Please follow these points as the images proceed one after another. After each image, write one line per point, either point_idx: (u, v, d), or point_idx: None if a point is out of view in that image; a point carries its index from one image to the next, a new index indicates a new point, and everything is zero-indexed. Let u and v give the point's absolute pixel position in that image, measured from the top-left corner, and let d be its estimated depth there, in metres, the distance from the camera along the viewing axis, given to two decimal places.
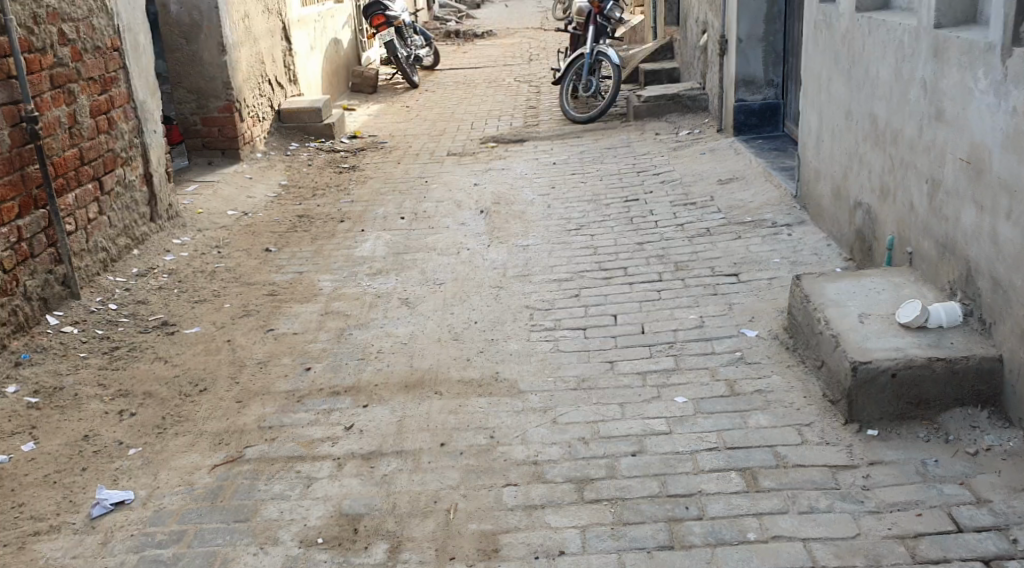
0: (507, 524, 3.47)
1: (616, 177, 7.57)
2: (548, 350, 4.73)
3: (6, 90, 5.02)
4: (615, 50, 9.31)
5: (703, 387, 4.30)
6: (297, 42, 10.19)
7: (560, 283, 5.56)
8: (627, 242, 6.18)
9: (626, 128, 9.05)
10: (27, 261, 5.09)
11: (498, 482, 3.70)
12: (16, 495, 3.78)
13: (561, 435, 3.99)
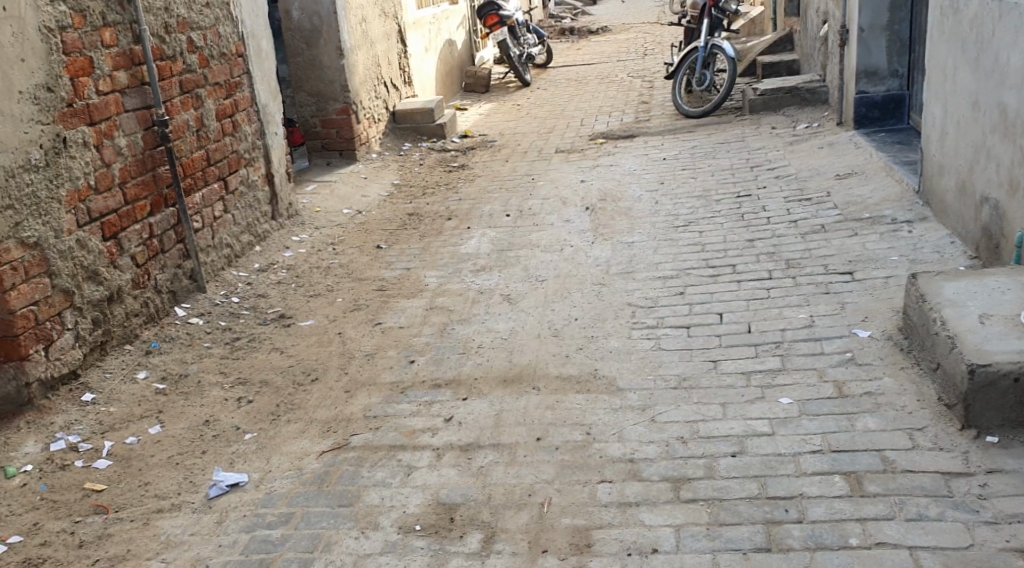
0: (601, 520, 3.56)
1: (728, 173, 7.46)
2: (649, 348, 4.75)
3: (140, 95, 5.40)
4: (731, 43, 9.20)
5: (810, 388, 4.27)
6: (412, 44, 10.49)
7: (665, 281, 5.54)
8: (736, 239, 6.08)
9: (741, 122, 9.01)
10: (157, 256, 5.48)
11: (592, 479, 3.80)
12: (142, 475, 4.12)
13: (659, 434, 4.04)
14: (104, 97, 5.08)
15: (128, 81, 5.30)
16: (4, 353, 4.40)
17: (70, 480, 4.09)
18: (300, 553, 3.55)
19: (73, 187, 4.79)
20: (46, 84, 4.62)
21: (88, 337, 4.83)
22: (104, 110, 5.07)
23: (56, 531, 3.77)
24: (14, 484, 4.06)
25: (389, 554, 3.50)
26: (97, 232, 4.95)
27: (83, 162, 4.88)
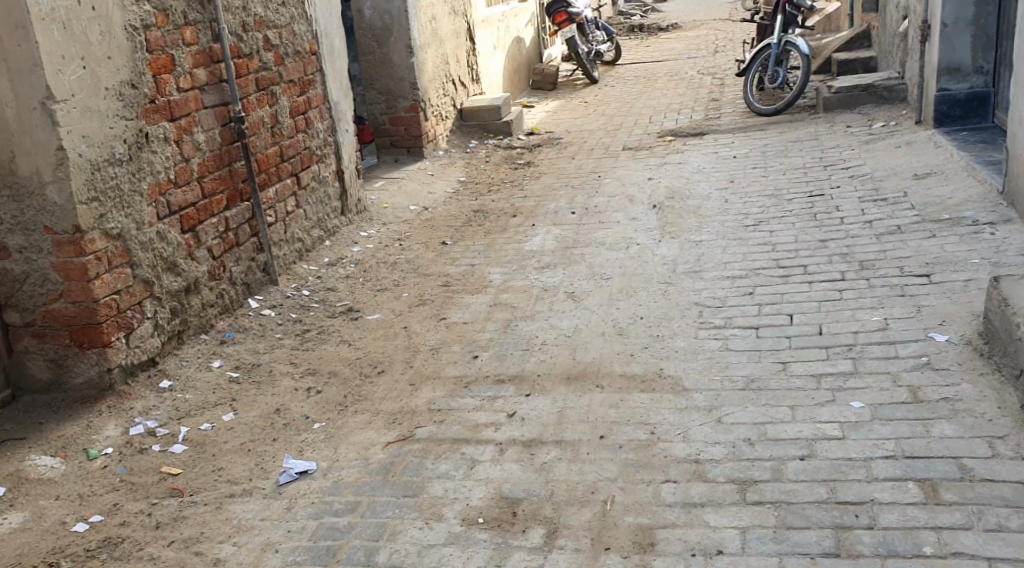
0: (665, 519, 3.47)
1: (802, 172, 7.36)
2: (716, 348, 4.66)
3: (218, 93, 5.56)
4: (805, 40, 9.09)
5: (884, 392, 4.11)
6: (481, 42, 10.60)
7: (734, 280, 5.46)
8: (809, 239, 5.97)
9: (814, 120, 8.91)
10: (233, 249, 5.65)
11: (657, 478, 3.71)
12: (216, 460, 4.26)
13: (726, 435, 3.92)
14: (185, 94, 5.25)
15: (207, 78, 5.46)
16: (87, 340, 4.55)
17: (147, 464, 4.25)
18: (366, 541, 3.63)
19: (154, 181, 4.96)
20: (130, 80, 4.80)
21: (166, 326, 5.00)
22: (184, 107, 5.23)
23: (134, 512, 3.93)
24: (96, 465, 4.24)
25: (453, 544, 3.53)
26: (176, 225, 5.12)
27: (164, 157, 5.04)
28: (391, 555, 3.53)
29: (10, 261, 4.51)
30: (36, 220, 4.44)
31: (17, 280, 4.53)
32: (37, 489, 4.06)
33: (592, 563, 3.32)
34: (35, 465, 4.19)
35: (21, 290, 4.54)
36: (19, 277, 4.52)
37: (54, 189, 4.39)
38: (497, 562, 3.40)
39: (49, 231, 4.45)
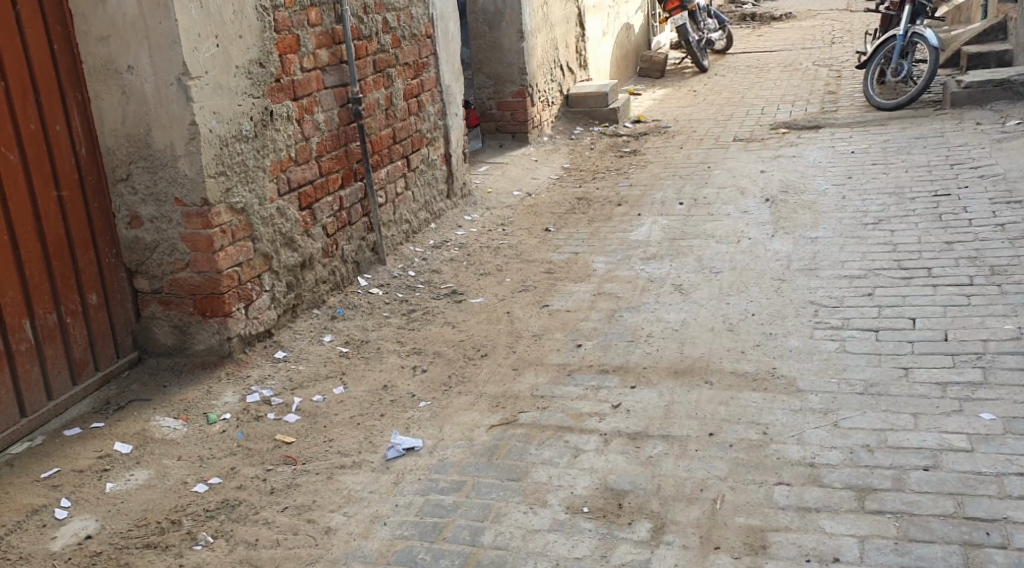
0: (778, 522, 3.44)
1: (925, 170, 7.14)
2: (834, 349, 4.59)
3: (338, 74, 5.69)
4: (933, 31, 8.79)
5: (1016, 406, 3.98)
6: (590, 27, 10.59)
7: (852, 279, 5.35)
8: (933, 240, 5.81)
9: (940, 116, 8.64)
10: (345, 228, 5.79)
11: (769, 480, 3.68)
12: (327, 431, 4.39)
13: (842, 440, 3.87)
14: (308, 74, 5.38)
15: (328, 59, 5.59)
16: (210, 309, 4.74)
17: (263, 431, 4.40)
18: (471, 521, 3.69)
19: (276, 158, 5.11)
20: (258, 60, 4.94)
21: (282, 299, 5.18)
22: (306, 86, 5.36)
23: (250, 476, 4.07)
24: (215, 429, 4.40)
25: (557, 531, 3.56)
26: (294, 202, 5.27)
27: (286, 135, 5.19)
28: (495, 537, 3.58)
29: (141, 229, 4.69)
30: (168, 191, 4.61)
31: (148, 249, 4.71)
32: (161, 449, 4.24)
33: (701, 561, 3.31)
34: (159, 426, 4.38)
35: (151, 258, 4.73)
36: (149, 245, 4.70)
37: (185, 163, 4.55)
38: (604, 552, 3.42)
39: (179, 203, 4.62)
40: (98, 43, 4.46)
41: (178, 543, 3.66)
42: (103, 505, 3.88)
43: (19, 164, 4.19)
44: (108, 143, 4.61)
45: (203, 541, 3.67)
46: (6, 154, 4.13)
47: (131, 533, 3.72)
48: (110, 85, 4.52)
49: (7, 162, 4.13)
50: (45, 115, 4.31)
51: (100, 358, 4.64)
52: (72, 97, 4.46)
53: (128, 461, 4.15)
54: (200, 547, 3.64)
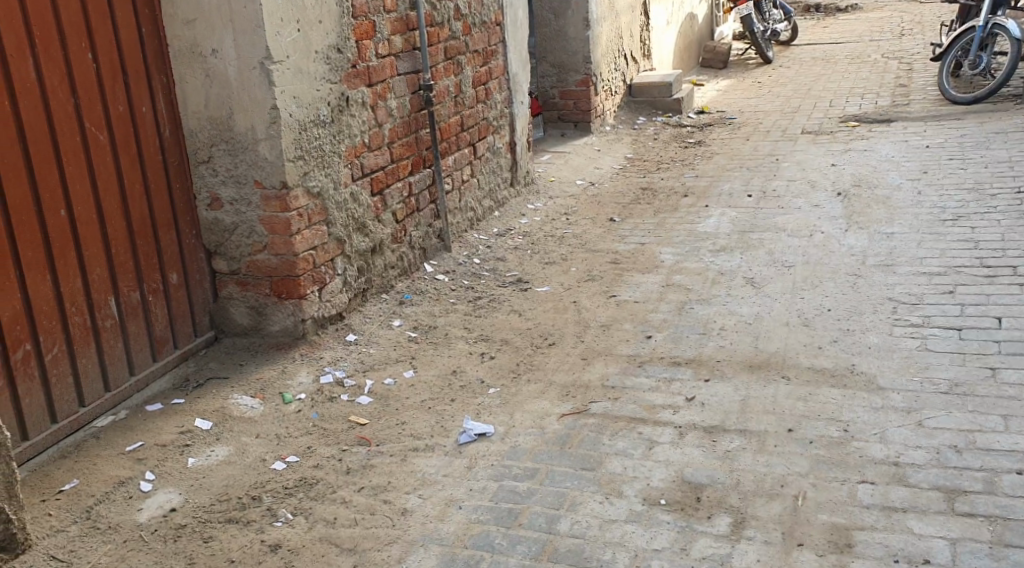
0: (864, 521, 3.40)
1: (1004, 166, 6.99)
2: (914, 348, 4.51)
3: (411, 60, 5.70)
4: (1015, 23, 8.58)
5: None
6: (654, 16, 10.51)
7: (931, 277, 5.25)
8: (1016, 238, 5.68)
9: (1019, 110, 8.43)
10: (413, 214, 5.82)
11: (852, 477, 3.63)
12: (399, 415, 4.41)
13: (928, 439, 3.81)
14: (382, 60, 5.40)
15: (402, 45, 5.61)
16: (285, 291, 4.83)
17: (337, 412, 4.45)
18: (547, 508, 3.69)
19: (351, 143, 5.16)
20: (336, 45, 4.98)
21: (353, 283, 5.23)
22: (381, 73, 5.39)
23: (327, 456, 4.13)
24: (291, 409, 4.47)
25: (635, 523, 3.55)
26: (367, 187, 5.31)
27: (360, 120, 5.22)
28: (572, 525, 3.58)
29: (221, 211, 4.79)
30: (248, 174, 4.71)
31: (226, 230, 4.81)
32: (239, 427, 4.32)
33: (786, 558, 3.28)
34: (236, 404, 4.47)
35: (229, 239, 4.82)
36: (228, 227, 4.80)
37: (266, 146, 4.64)
38: (683, 545, 3.41)
39: (259, 185, 4.71)
40: (184, 27, 4.55)
41: (259, 519, 3.75)
42: (186, 479, 3.98)
43: (108, 145, 4.30)
44: (191, 125, 4.71)
45: (283, 518, 3.75)
46: (96, 134, 4.24)
47: (213, 507, 3.82)
48: (194, 68, 4.61)
49: (97, 142, 4.24)
50: (132, 97, 4.42)
51: (179, 336, 4.75)
52: (158, 80, 4.56)
53: (208, 437, 4.24)
54: (280, 524, 3.72)
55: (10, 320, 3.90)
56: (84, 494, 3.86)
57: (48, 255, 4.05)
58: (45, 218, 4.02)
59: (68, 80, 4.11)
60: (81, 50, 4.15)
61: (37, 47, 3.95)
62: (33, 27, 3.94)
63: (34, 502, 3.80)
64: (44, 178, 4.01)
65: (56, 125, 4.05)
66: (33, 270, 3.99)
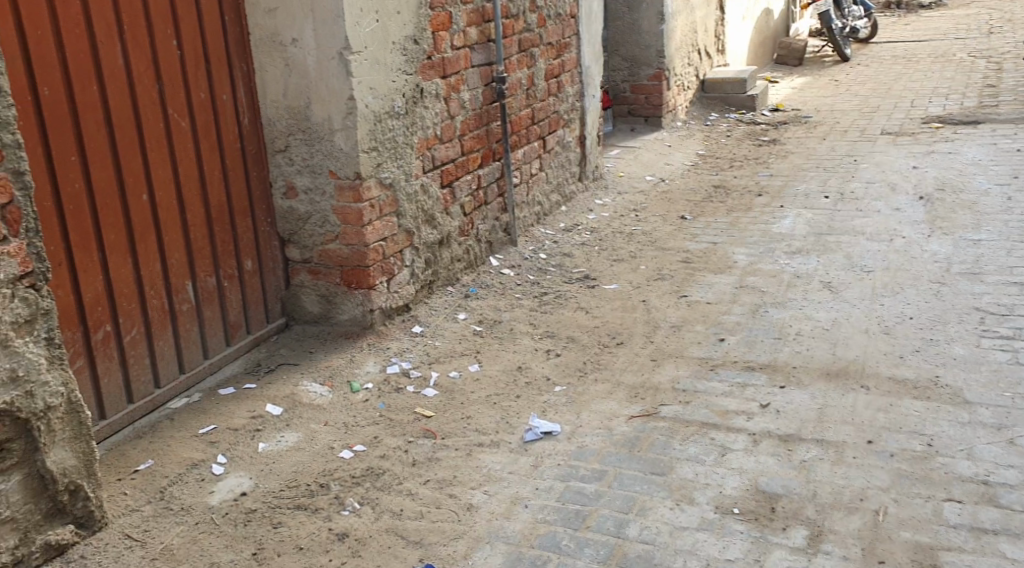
0: (951, 542, 3.27)
1: None
2: (1003, 361, 4.35)
3: (485, 52, 5.65)
4: None
5: None
6: (730, 12, 10.34)
7: (1021, 287, 5.06)
8: None
9: None
10: (481, 207, 5.77)
11: (937, 495, 3.51)
12: (464, 408, 4.37)
13: (1019, 459, 3.66)
14: (457, 52, 5.35)
15: (477, 37, 5.55)
16: (355, 281, 4.82)
17: (404, 403, 4.43)
18: (615, 512, 3.62)
19: (423, 135, 5.12)
20: (413, 37, 4.95)
21: (420, 275, 5.20)
22: (455, 65, 5.34)
23: (393, 447, 4.10)
24: (358, 398, 4.46)
25: (706, 531, 3.46)
26: (437, 179, 5.27)
27: (433, 113, 5.19)
28: (641, 530, 3.50)
29: (296, 201, 4.80)
30: (323, 164, 4.71)
31: (301, 220, 4.82)
32: (309, 413, 4.33)
33: None
34: (306, 392, 4.47)
35: (303, 229, 4.83)
36: (302, 216, 4.81)
37: (341, 137, 4.63)
38: (757, 556, 3.31)
39: (334, 175, 4.71)
40: (265, 15, 4.57)
41: (327, 507, 3.74)
42: (257, 463, 4.00)
43: (190, 131, 4.33)
44: (270, 115, 4.73)
45: (350, 507, 3.73)
46: (178, 121, 4.27)
47: (283, 493, 3.82)
48: (274, 57, 4.62)
49: (179, 129, 4.27)
50: (214, 85, 4.44)
51: (252, 322, 4.78)
52: (239, 69, 4.58)
53: (278, 423, 4.26)
54: (347, 512, 3.71)
55: (93, 300, 3.94)
56: (158, 475, 3.89)
57: (131, 239, 4.09)
58: (127, 201, 4.05)
59: (153, 66, 4.14)
60: (167, 36, 4.19)
61: (125, 33, 3.99)
62: (122, 13, 3.97)
63: (111, 480, 3.85)
64: (128, 162, 4.04)
65: (141, 110, 4.08)
66: (115, 252, 4.02)
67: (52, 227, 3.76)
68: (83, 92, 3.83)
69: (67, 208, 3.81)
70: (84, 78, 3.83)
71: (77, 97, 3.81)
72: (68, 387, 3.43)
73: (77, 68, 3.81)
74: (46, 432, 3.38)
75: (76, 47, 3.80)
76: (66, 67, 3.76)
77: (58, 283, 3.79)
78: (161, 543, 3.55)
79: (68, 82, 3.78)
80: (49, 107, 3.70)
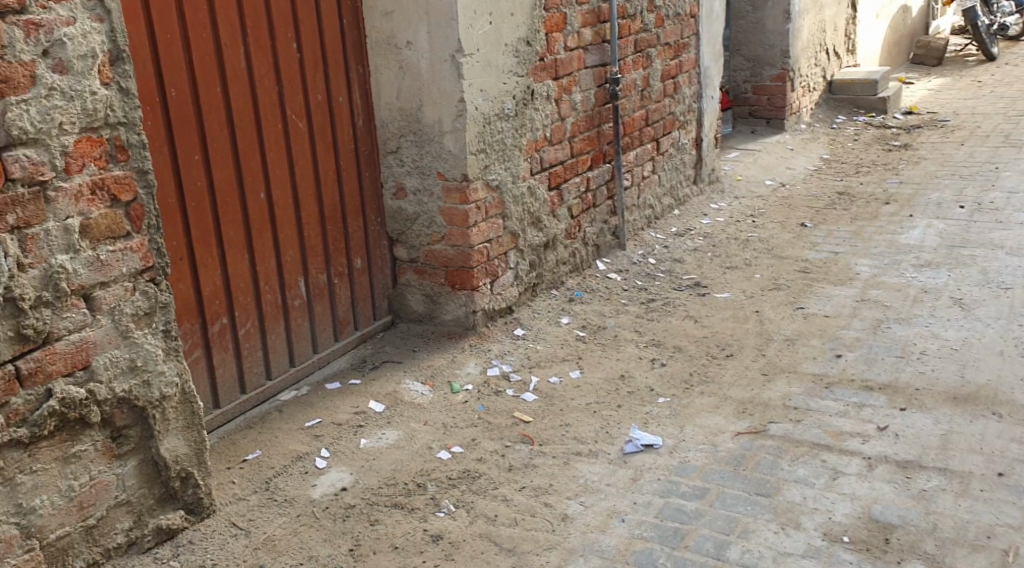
0: None
1: None
2: None
3: (600, 53, 5.52)
4: None
5: None
6: (863, 10, 9.93)
7: None
8: None
9: None
10: (589, 209, 5.66)
11: None
12: (563, 416, 4.27)
13: None
14: (570, 53, 5.25)
15: (592, 38, 5.43)
16: (459, 281, 4.78)
17: (503, 406, 4.36)
18: (716, 532, 3.46)
19: (532, 137, 5.04)
20: (526, 38, 4.87)
21: (524, 278, 5.13)
22: (568, 66, 5.24)
23: (490, 450, 4.04)
24: (457, 399, 4.42)
25: (814, 559, 3.28)
26: (545, 181, 5.19)
27: (544, 114, 5.10)
28: (743, 554, 3.34)
29: (405, 201, 4.78)
30: (432, 165, 4.68)
31: (408, 220, 4.80)
32: (409, 412, 4.30)
33: None
34: (407, 390, 4.45)
35: (411, 228, 4.82)
36: (410, 217, 4.79)
37: (450, 139, 4.59)
38: None
39: (442, 176, 4.67)
40: (382, 18, 4.55)
41: (423, 507, 3.70)
42: (358, 459, 3.99)
43: (306, 132, 4.36)
44: (383, 116, 4.72)
45: (445, 509, 3.68)
46: (296, 122, 4.30)
47: (381, 491, 3.80)
48: (389, 59, 4.60)
49: (297, 130, 4.31)
50: (331, 86, 4.47)
51: (360, 319, 4.79)
52: (355, 70, 4.59)
53: (380, 420, 4.25)
54: (443, 514, 3.66)
55: (211, 294, 4.00)
56: (265, 466, 3.93)
57: (249, 236, 4.14)
58: (246, 199, 4.11)
59: (274, 68, 4.18)
60: (288, 39, 4.22)
61: (248, 36, 4.04)
62: (246, 16, 4.02)
63: (220, 469, 3.90)
64: (247, 161, 4.10)
65: (261, 112, 4.13)
66: (233, 248, 4.07)
67: (175, 223, 3.82)
68: (207, 93, 3.89)
69: (190, 205, 3.87)
70: (208, 79, 3.89)
71: (202, 98, 3.87)
72: (182, 378, 3.48)
73: (203, 70, 3.87)
74: (161, 421, 3.43)
75: (202, 50, 3.86)
76: (192, 69, 3.82)
77: (179, 277, 3.86)
78: (263, 533, 3.57)
79: (194, 83, 3.84)
80: (175, 108, 3.77)
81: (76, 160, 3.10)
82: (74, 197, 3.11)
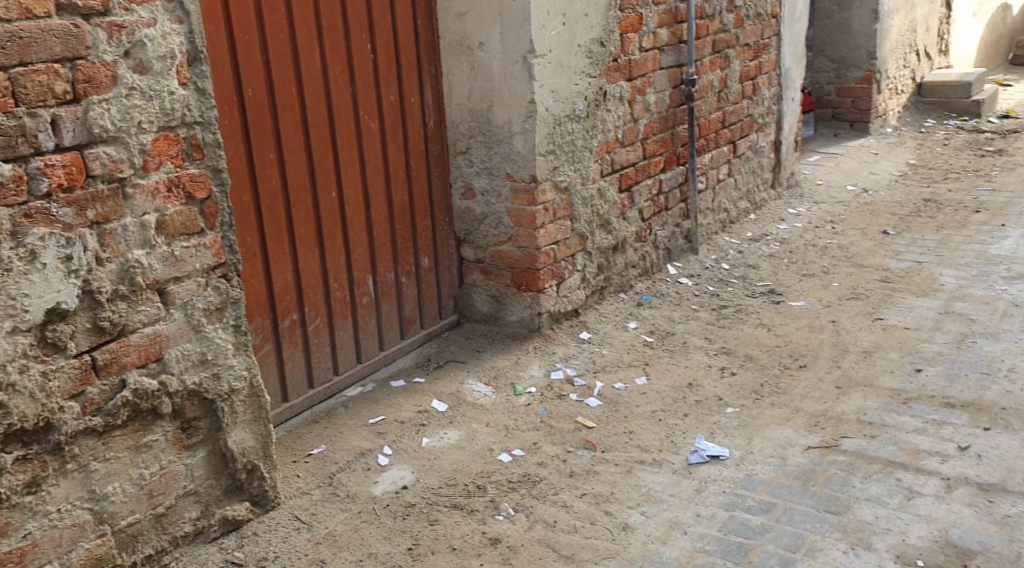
0: None
1: None
2: None
3: (676, 54, 5.41)
4: None
5: None
6: (957, 9, 9.58)
7: None
8: None
9: None
10: (661, 212, 5.55)
11: None
12: (627, 423, 4.18)
13: None
14: (645, 54, 5.16)
15: (668, 38, 5.32)
16: (525, 283, 4.73)
17: (566, 411, 4.29)
18: (782, 549, 3.34)
19: (604, 138, 4.96)
20: (600, 38, 4.79)
21: (591, 280, 5.05)
22: (642, 67, 5.14)
23: (552, 455, 3.97)
24: (521, 401, 4.36)
25: None
26: (616, 183, 5.10)
27: (617, 115, 5.01)
28: None
29: (474, 201, 4.75)
30: (501, 166, 4.63)
31: (476, 220, 4.76)
32: (472, 413, 4.27)
33: None
34: (470, 391, 4.41)
35: (479, 229, 4.78)
36: (478, 217, 4.76)
37: (520, 140, 4.54)
38: None
39: (511, 177, 4.62)
40: (456, 19, 4.52)
41: (482, 510, 3.65)
42: (419, 458, 3.96)
43: (378, 132, 4.35)
44: (454, 116, 4.69)
45: (505, 512, 3.63)
46: (368, 121, 4.30)
47: (442, 491, 3.77)
48: (461, 60, 4.57)
49: (369, 130, 4.30)
50: (404, 86, 4.45)
51: (426, 317, 4.77)
52: (428, 71, 4.57)
53: (442, 419, 4.22)
54: (502, 518, 3.61)
55: (282, 291, 4.02)
56: (329, 461, 3.93)
57: (320, 234, 4.15)
58: (319, 198, 4.12)
59: (348, 69, 4.18)
60: (362, 40, 4.22)
61: (324, 36, 4.04)
62: (322, 16, 4.02)
63: (285, 462, 3.91)
64: (320, 160, 4.10)
65: (334, 112, 4.13)
66: (305, 246, 4.09)
67: (249, 220, 3.85)
68: (283, 93, 3.91)
69: (264, 203, 3.89)
70: (284, 79, 3.91)
71: (277, 97, 3.88)
72: (251, 372, 3.49)
73: (279, 70, 3.88)
74: (229, 414, 3.44)
75: (279, 50, 3.87)
76: (269, 69, 3.84)
77: (251, 274, 3.88)
78: (325, 528, 3.57)
79: (270, 83, 3.86)
80: (252, 107, 3.79)
81: (153, 159, 3.13)
82: (151, 194, 3.14)
